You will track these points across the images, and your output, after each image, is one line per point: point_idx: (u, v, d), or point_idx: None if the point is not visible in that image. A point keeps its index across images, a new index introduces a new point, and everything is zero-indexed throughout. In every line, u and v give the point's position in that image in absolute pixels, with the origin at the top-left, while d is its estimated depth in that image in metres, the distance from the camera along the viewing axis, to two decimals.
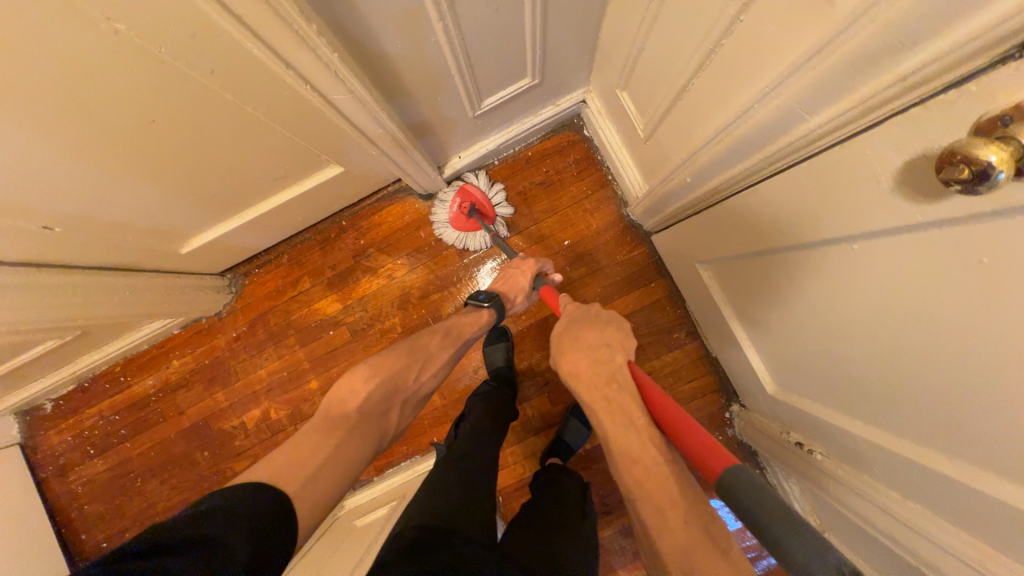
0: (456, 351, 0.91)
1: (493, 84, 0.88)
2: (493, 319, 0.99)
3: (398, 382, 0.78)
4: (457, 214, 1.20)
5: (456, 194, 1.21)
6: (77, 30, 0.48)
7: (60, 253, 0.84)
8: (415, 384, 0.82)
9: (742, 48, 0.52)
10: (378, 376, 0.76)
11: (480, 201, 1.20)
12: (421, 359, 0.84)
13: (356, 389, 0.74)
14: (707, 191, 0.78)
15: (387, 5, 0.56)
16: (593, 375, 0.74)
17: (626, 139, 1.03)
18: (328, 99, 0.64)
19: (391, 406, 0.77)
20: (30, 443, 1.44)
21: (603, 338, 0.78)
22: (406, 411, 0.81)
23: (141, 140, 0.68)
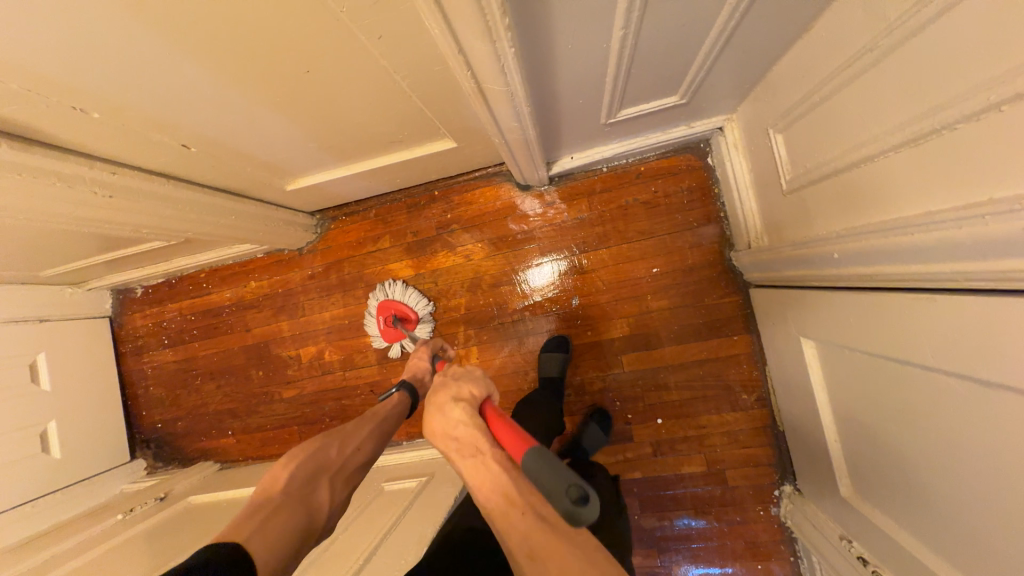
0: (380, 425, 0.85)
1: (641, 97, 0.82)
2: (405, 403, 0.92)
3: (319, 456, 0.74)
4: (385, 328, 1.30)
5: (377, 310, 1.30)
6: None
7: (189, 170, 0.88)
8: (340, 458, 0.76)
9: (1003, 137, 0.44)
10: (295, 457, 0.72)
11: (400, 309, 1.28)
12: (338, 437, 0.79)
13: (274, 477, 0.69)
14: (855, 275, 0.69)
15: (581, 6, 0.52)
16: (445, 428, 0.64)
17: (762, 183, 0.94)
18: (483, 88, 0.61)
19: (319, 484, 0.71)
20: (117, 317, 1.60)
21: (452, 389, 0.70)
22: (340, 489, 0.73)
23: (292, 86, 0.68)
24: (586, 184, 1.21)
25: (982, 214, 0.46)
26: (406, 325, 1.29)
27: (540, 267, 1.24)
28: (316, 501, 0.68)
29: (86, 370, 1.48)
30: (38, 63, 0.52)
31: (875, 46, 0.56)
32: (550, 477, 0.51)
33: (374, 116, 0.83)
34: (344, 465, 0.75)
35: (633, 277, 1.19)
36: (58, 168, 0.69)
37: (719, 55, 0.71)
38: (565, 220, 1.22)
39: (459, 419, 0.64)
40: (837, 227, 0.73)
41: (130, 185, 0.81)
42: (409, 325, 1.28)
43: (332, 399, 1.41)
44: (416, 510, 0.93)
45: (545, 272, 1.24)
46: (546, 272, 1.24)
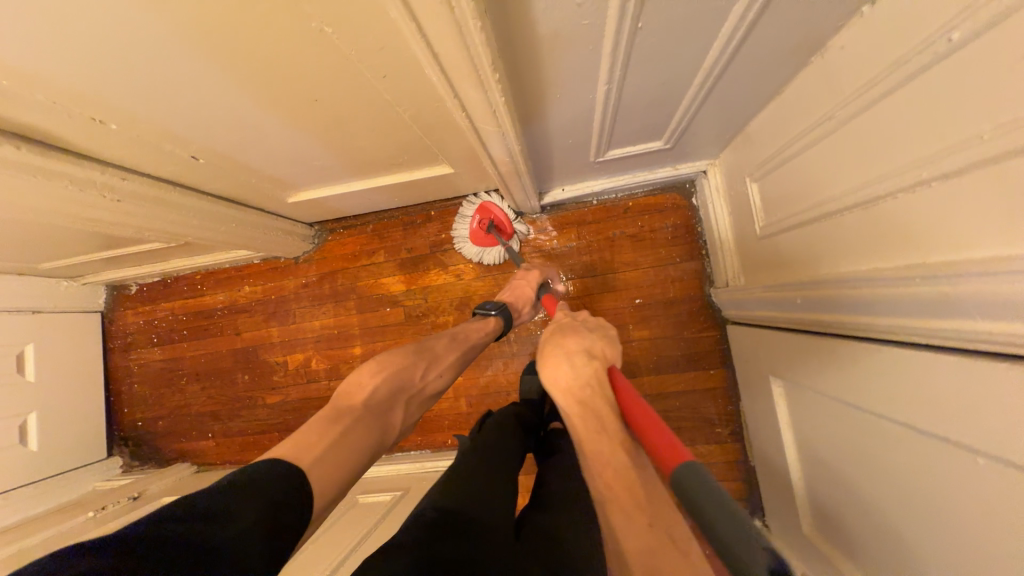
0: (466, 353, 0.91)
1: (627, 140, 0.87)
2: (499, 327, 1.01)
3: (405, 377, 0.77)
4: (477, 228, 1.24)
5: (476, 209, 1.24)
6: (295, 21, 0.52)
7: (196, 178, 0.92)
8: (421, 381, 0.79)
9: (942, 209, 0.48)
10: (386, 369, 0.75)
11: (500, 218, 1.24)
12: (427, 359, 0.82)
13: (361, 385, 0.72)
14: (817, 320, 0.73)
15: (569, 64, 0.57)
16: (570, 383, 0.67)
17: (740, 226, 1.00)
18: (477, 126, 0.66)
19: (396, 404, 0.74)
20: (109, 313, 1.61)
21: (581, 345, 0.72)
22: (412, 410, 0.78)
23: (299, 110, 0.73)
24: (577, 214, 1.26)
25: (923, 276, 0.51)
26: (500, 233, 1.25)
27: None
28: (389, 421, 0.71)
29: (71, 363, 1.49)
30: (63, 75, 0.56)
31: (836, 114, 0.61)
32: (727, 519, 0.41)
33: (377, 140, 0.88)
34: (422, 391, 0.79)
35: (617, 306, 1.23)
36: (71, 171, 0.73)
37: (700, 108, 0.77)
38: (555, 247, 1.27)
39: (589, 378, 0.66)
40: (803, 274, 0.77)
41: (137, 190, 0.84)
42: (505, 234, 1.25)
43: (315, 408, 1.42)
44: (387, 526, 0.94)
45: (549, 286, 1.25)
46: None
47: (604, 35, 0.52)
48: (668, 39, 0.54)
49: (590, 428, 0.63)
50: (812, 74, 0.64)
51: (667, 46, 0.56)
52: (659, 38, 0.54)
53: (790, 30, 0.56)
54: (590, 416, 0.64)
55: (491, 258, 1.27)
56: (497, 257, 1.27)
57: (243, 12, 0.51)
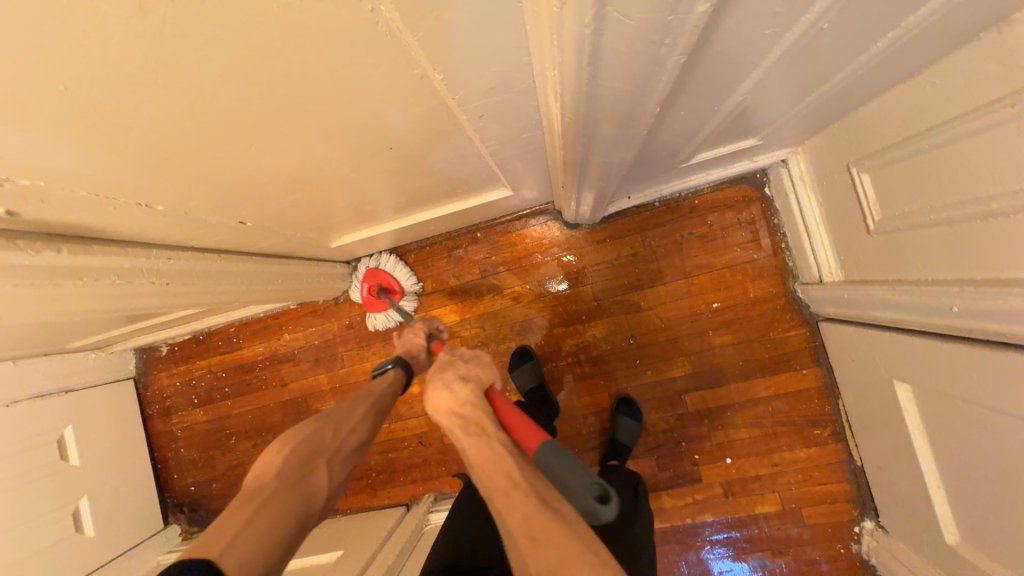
0: (377, 404, 0.78)
1: (719, 143, 0.78)
2: (398, 379, 0.87)
3: (315, 440, 0.67)
4: (368, 296, 1.23)
5: (364, 276, 1.24)
6: (396, 70, 0.43)
7: (243, 242, 0.83)
8: (335, 440, 0.69)
9: None
10: (290, 442, 0.65)
11: (389, 282, 1.24)
12: (334, 417, 0.72)
13: (263, 466, 0.63)
14: (976, 329, 0.65)
15: (714, 82, 0.48)
16: (451, 407, 0.64)
17: (839, 219, 0.91)
18: (586, 157, 0.58)
19: (316, 467, 0.65)
20: (142, 377, 1.52)
21: (457, 370, 0.68)
22: (337, 472, 0.68)
23: (368, 156, 0.64)
24: (637, 219, 1.17)
25: None
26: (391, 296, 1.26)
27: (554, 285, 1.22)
28: (312, 488, 0.63)
29: (112, 437, 1.40)
30: (113, 169, 0.47)
31: (1017, 101, 0.51)
32: (570, 475, 0.54)
33: (440, 175, 0.79)
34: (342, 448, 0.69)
35: (692, 313, 1.15)
36: (118, 264, 0.64)
37: (814, 102, 0.67)
38: (616, 257, 1.18)
39: (469, 399, 0.64)
40: (947, 276, 0.69)
41: (184, 268, 0.75)
42: (395, 297, 1.25)
43: (378, 452, 1.36)
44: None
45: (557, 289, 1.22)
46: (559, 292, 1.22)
47: (776, 44, 0.42)
48: (840, 38, 0.44)
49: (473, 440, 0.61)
50: (971, 55, 0.54)
51: (833, 45, 0.46)
52: (833, 39, 0.44)
53: (979, 13, 0.46)
54: (471, 428, 0.62)
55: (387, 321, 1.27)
56: (393, 318, 1.27)
57: (330, 65, 0.40)
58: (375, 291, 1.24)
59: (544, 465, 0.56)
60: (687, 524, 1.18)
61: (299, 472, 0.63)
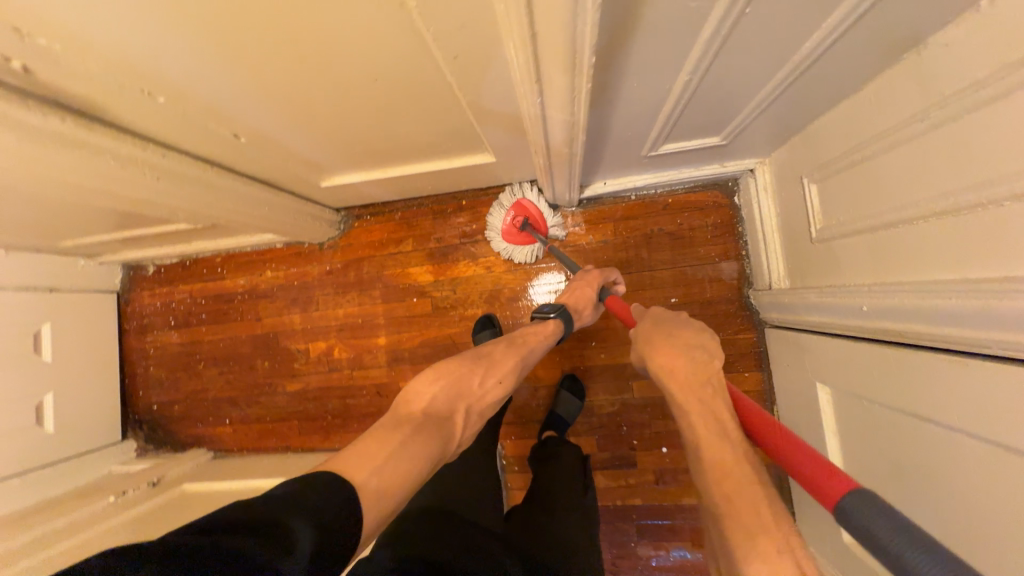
0: (527, 357, 0.91)
1: (683, 135, 0.85)
2: (560, 329, 0.99)
3: (464, 382, 0.79)
4: (512, 224, 1.21)
5: (510, 206, 1.22)
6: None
7: (237, 158, 0.89)
8: (479, 389, 0.80)
9: None
10: (443, 377, 0.78)
11: (536, 217, 1.21)
12: (485, 365, 0.83)
13: (422, 394, 0.76)
14: (883, 329, 0.71)
15: (657, 53, 0.54)
16: (688, 377, 0.68)
17: (791, 228, 0.97)
18: (546, 115, 0.64)
19: (457, 407, 0.76)
20: (125, 293, 1.58)
21: (694, 341, 0.73)
22: (471, 417, 0.79)
23: (357, 90, 0.70)
24: (613, 209, 1.23)
25: (1008, 289, 0.50)
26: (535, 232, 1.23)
27: (540, 283, 1.28)
28: (450, 430, 0.72)
29: (87, 344, 1.46)
30: (117, 50, 0.54)
31: (929, 116, 0.58)
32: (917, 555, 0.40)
33: (424, 125, 0.85)
34: (479, 398, 0.80)
35: (651, 304, 1.21)
36: (112, 147, 0.70)
37: (765, 106, 0.74)
38: (590, 242, 1.24)
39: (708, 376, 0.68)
40: (866, 280, 0.75)
41: (175, 169, 0.81)
42: (541, 233, 1.22)
43: (337, 397, 1.40)
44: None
45: (547, 287, 1.27)
46: (547, 288, 1.27)
47: (706, 19, 0.48)
48: (767, 26, 0.51)
49: (715, 434, 0.63)
50: (897, 74, 0.61)
51: (762, 37, 0.53)
52: (760, 24, 0.50)
53: (891, 26, 0.52)
54: (709, 415, 0.64)
55: (522, 255, 1.24)
56: (532, 254, 1.24)
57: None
58: (519, 222, 1.21)
59: (859, 523, 0.45)
60: (617, 506, 1.22)
61: (440, 411, 0.73)
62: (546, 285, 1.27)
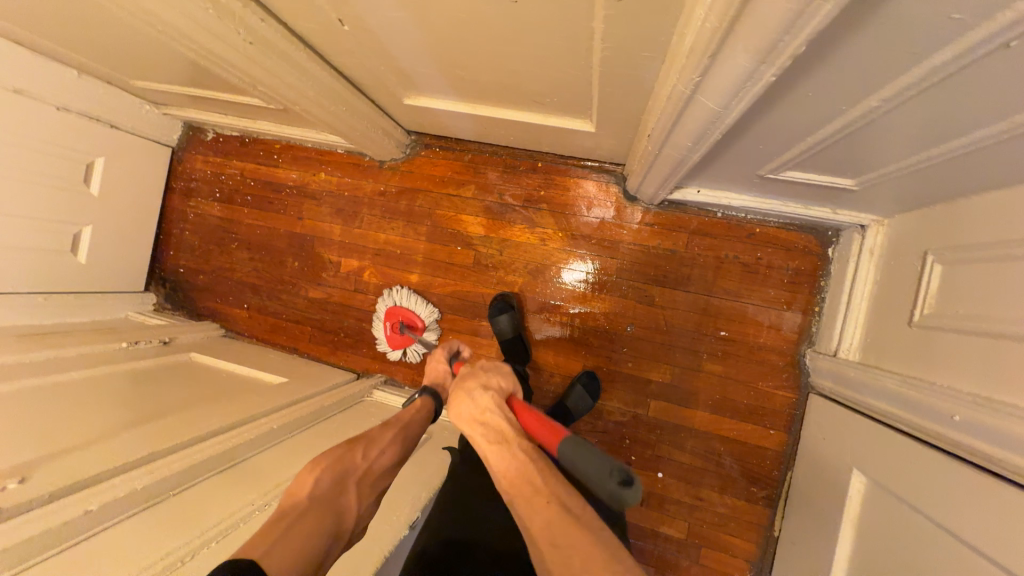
0: (404, 433, 0.79)
1: (816, 166, 0.75)
2: (431, 406, 0.88)
3: (341, 464, 0.69)
4: (392, 334, 1.31)
5: (384, 316, 1.31)
6: None
7: (332, 46, 0.82)
8: (364, 461, 0.72)
9: None
10: (320, 465, 0.68)
11: (407, 316, 1.29)
12: (360, 442, 0.74)
13: (299, 484, 0.66)
14: (965, 445, 0.63)
15: (859, 69, 0.45)
16: (474, 416, 0.69)
17: (888, 304, 0.88)
18: (692, 99, 0.55)
19: (346, 489, 0.68)
20: (180, 151, 1.56)
21: (480, 380, 0.73)
22: (364, 498, 0.70)
23: (488, 8, 0.62)
24: (692, 220, 1.14)
25: None
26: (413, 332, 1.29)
27: (569, 272, 1.22)
28: (336, 513, 0.65)
29: (132, 189, 1.45)
30: None
31: None
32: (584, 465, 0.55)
33: (541, 69, 0.76)
34: (364, 473, 0.71)
35: (697, 331, 1.14)
36: None
37: (922, 165, 0.65)
38: (656, 247, 1.16)
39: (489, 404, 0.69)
40: (963, 386, 0.67)
41: (270, 40, 0.75)
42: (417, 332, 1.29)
43: (354, 317, 1.39)
44: (401, 479, 0.92)
45: (577, 275, 1.21)
46: (576, 274, 1.22)
47: (934, 53, 0.40)
48: (997, 87, 0.43)
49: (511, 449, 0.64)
50: None
51: (996, 89, 0.43)
52: (1009, 75, 0.40)
53: None
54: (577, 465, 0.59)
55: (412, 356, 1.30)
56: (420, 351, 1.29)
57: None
58: (396, 328, 1.30)
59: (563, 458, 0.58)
60: None
61: (326, 492, 0.66)
62: (574, 276, 1.22)
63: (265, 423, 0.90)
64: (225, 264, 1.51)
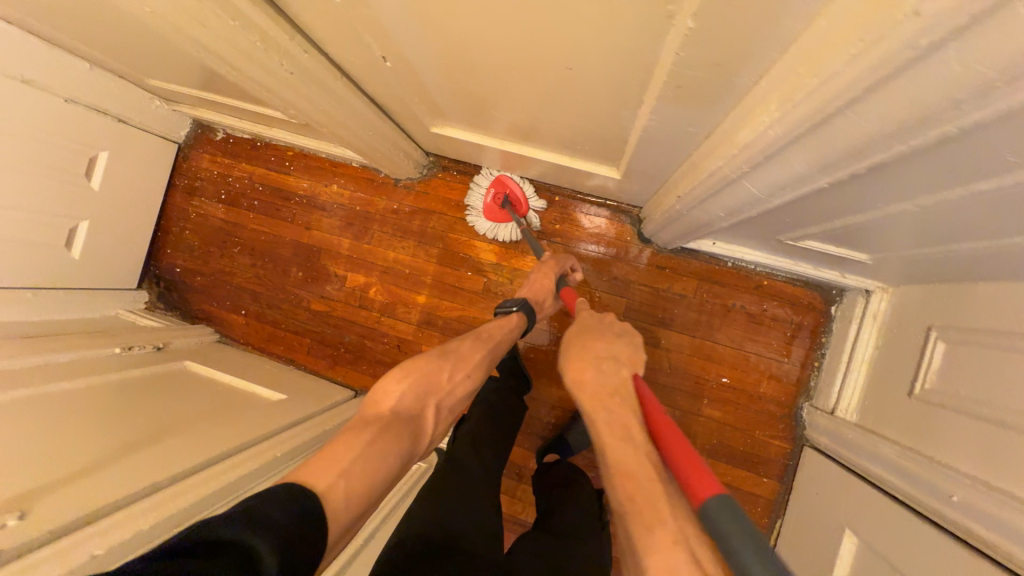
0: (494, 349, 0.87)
1: (836, 241, 0.78)
2: (522, 323, 0.97)
3: (429, 380, 0.74)
4: (493, 203, 1.23)
5: (491, 181, 1.23)
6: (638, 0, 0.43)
7: (369, 77, 0.82)
8: (448, 385, 0.77)
9: None
10: (410, 377, 0.73)
11: (512, 191, 1.21)
12: (452, 361, 0.79)
13: (387, 394, 0.70)
14: (961, 525, 0.66)
15: (904, 183, 0.47)
16: (599, 390, 0.69)
17: (888, 371, 0.91)
18: (736, 183, 0.57)
19: (426, 406, 0.73)
20: (186, 149, 1.52)
21: (609, 352, 0.75)
22: (442, 415, 0.75)
23: (539, 70, 0.63)
24: (704, 267, 1.16)
25: None
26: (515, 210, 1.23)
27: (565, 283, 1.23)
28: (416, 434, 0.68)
29: (134, 184, 1.40)
30: None
31: None
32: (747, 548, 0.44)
33: (579, 123, 0.78)
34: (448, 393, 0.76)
35: (702, 376, 1.16)
36: (264, 27, 0.64)
37: (941, 254, 0.68)
38: (666, 290, 1.18)
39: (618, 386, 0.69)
40: (961, 466, 0.70)
41: (311, 70, 0.75)
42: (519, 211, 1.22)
43: (357, 333, 1.37)
44: None
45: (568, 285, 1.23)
46: None
47: (984, 180, 0.42)
48: None
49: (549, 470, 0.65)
50: None
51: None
52: None
53: None
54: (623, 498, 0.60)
55: (503, 235, 1.25)
56: (513, 235, 1.24)
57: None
58: (499, 200, 1.23)
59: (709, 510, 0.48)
60: None
61: (405, 413, 0.69)
62: None
63: (267, 449, 0.88)
64: (226, 268, 1.48)
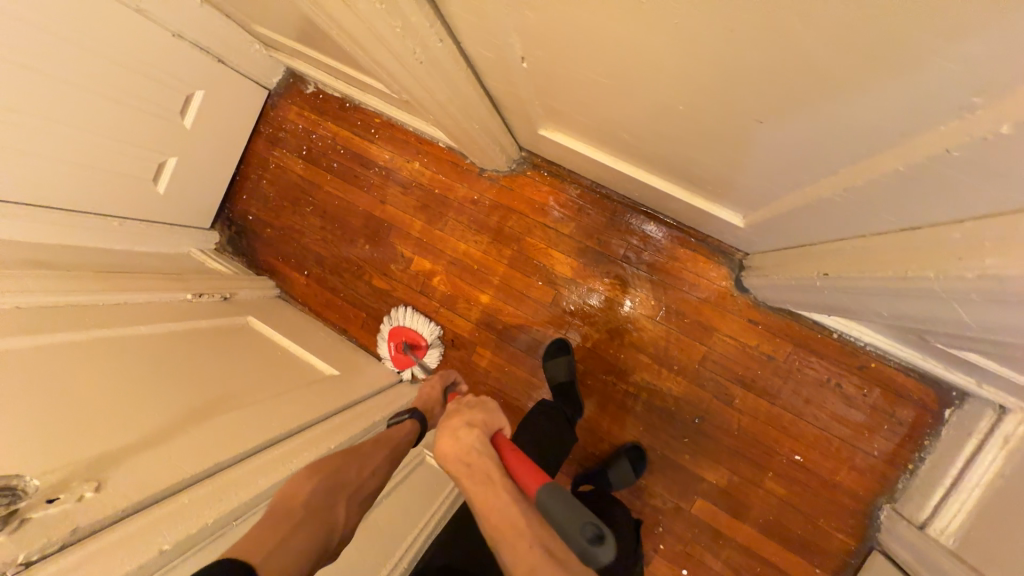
0: (394, 450, 0.79)
1: (1008, 364, 0.65)
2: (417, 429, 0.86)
3: (339, 473, 0.68)
4: (396, 353, 1.31)
5: (387, 337, 1.32)
6: (931, 80, 0.32)
7: (496, 72, 0.73)
8: (359, 478, 0.70)
9: None
10: (317, 470, 0.67)
11: (410, 335, 1.29)
12: (355, 457, 0.73)
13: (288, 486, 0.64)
14: None
15: None
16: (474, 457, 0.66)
17: (1010, 506, 0.78)
18: (949, 299, 0.46)
19: (337, 502, 0.65)
20: (275, 96, 1.49)
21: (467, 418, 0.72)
22: (358, 507, 0.68)
23: (714, 112, 0.53)
24: (803, 333, 1.04)
25: None
26: (416, 352, 1.30)
27: (590, 296, 1.19)
28: (341, 518, 0.64)
29: (223, 126, 1.39)
30: None
31: None
32: (567, 521, 0.56)
33: (728, 170, 0.67)
34: (359, 487, 0.69)
35: (771, 448, 1.06)
36: (406, 12, 0.56)
37: None
38: (753, 348, 1.07)
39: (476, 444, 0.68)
40: None
41: (440, 61, 0.67)
42: (419, 352, 1.29)
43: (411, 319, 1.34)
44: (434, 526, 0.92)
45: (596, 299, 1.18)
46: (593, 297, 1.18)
47: None
48: None
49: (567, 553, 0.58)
50: None
51: None
52: None
53: None
54: None
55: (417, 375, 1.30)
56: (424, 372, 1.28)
57: (926, 38, 0.29)
58: (400, 347, 1.31)
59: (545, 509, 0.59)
60: None
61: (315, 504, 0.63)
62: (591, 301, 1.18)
63: (318, 441, 0.87)
64: (297, 226, 1.47)
